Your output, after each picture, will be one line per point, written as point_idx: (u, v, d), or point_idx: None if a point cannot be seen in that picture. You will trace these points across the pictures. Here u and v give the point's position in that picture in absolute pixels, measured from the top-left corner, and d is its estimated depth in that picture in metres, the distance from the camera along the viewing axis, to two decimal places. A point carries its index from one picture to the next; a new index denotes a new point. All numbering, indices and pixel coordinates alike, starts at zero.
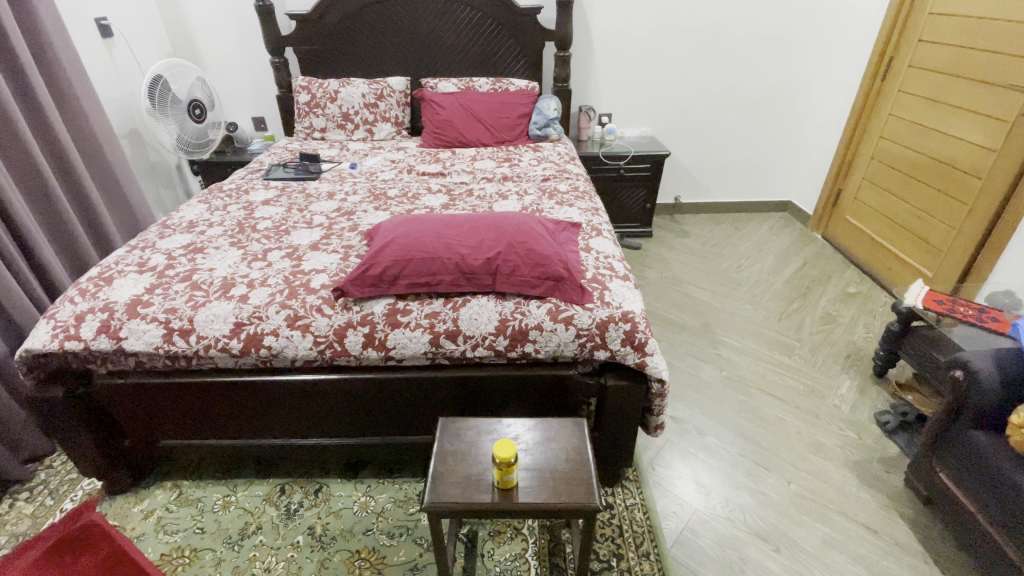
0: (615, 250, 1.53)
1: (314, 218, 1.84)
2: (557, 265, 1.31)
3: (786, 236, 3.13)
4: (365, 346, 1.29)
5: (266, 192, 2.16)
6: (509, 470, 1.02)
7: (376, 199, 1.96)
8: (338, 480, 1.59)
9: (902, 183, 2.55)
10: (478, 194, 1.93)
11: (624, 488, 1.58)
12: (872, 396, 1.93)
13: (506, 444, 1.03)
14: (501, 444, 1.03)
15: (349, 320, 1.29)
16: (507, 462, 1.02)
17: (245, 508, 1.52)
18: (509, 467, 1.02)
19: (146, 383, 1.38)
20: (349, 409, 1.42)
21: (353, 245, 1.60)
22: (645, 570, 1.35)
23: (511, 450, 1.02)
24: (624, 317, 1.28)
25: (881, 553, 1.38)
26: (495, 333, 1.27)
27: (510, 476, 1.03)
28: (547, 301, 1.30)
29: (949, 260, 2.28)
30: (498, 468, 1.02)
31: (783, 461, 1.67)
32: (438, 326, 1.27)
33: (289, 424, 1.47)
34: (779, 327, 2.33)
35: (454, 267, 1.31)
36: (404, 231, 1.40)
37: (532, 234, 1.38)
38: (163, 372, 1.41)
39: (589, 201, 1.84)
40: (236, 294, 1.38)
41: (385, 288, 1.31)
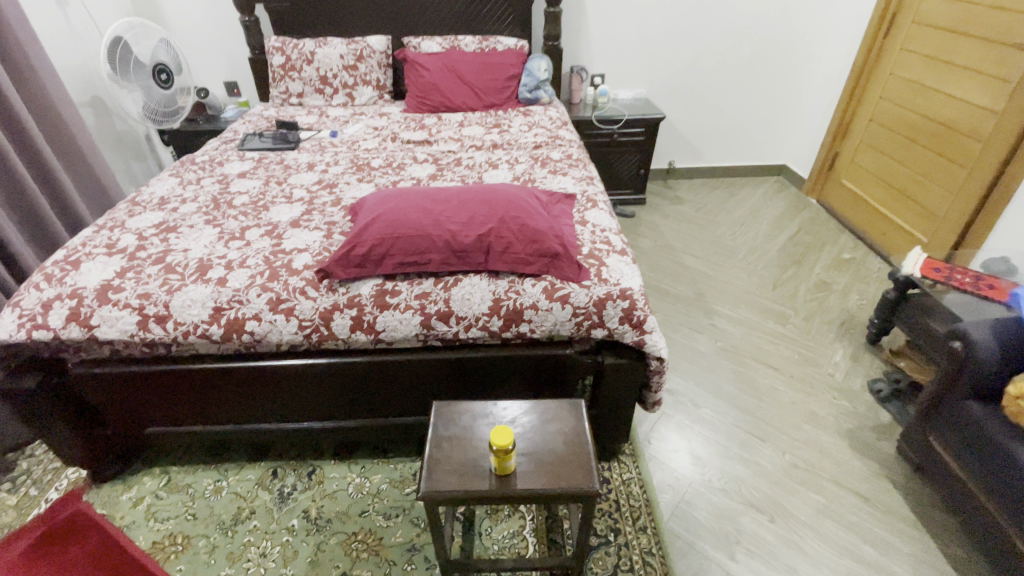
0: (612, 223, 1.47)
1: (294, 192, 1.75)
2: (552, 241, 1.25)
3: (780, 201, 3.08)
4: (353, 330, 1.23)
5: (242, 164, 2.04)
6: (507, 456, 0.99)
7: (359, 169, 1.87)
8: (331, 462, 1.57)
9: (900, 147, 2.49)
10: (466, 164, 1.84)
11: (621, 462, 1.58)
12: (865, 363, 1.94)
13: (503, 431, 1.00)
14: (499, 430, 1.00)
15: (335, 302, 1.23)
16: (505, 448, 0.98)
17: (237, 492, 1.50)
18: (507, 454, 0.99)
19: (125, 372, 1.32)
20: (340, 393, 1.38)
21: (337, 221, 1.52)
22: (643, 544, 1.36)
23: (509, 436, 0.99)
24: (623, 294, 1.23)
25: (873, 521, 1.40)
26: (489, 314, 1.22)
27: (508, 462, 1.00)
28: (542, 279, 1.24)
29: (945, 225, 2.24)
30: (495, 455, 0.99)
31: (777, 431, 1.68)
32: (429, 307, 1.22)
33: (278, 409, 1.42)
34: (773, 294, 2.31)
35: (444, 246, 1.24)
36: (390, 207, 1.32)
37: (526, 208, 1.31)
38: (142, 360, 1.35)
39: (583, 170, 1.77)
40: (214, 277, 1.31)
41: (371, 268, 1.25)
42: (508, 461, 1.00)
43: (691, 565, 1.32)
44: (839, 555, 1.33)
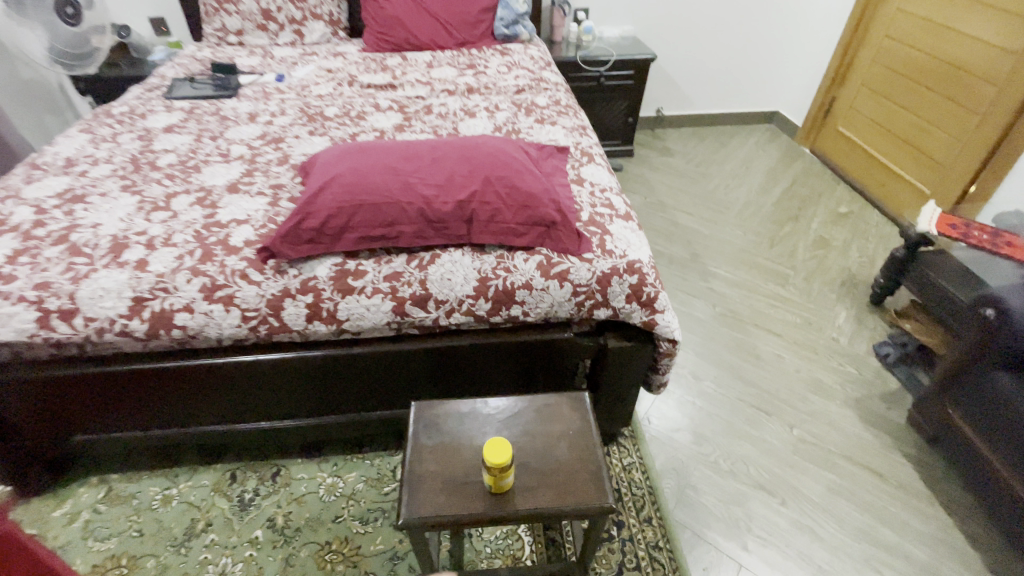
0: (612, 181, 1.26)
1: (231, 148, 1.47)
2: (547, 206, 1.04)
3: (773, 151, 2.90)
4: (310, 320, 1.01)
5: (169, 116, 1.72)
6: (502, 472, 0.82)
7: (310, 119, 1.59)
8: (298, 461, 1.38)
9: (904, 91, 2.31)
10: (437, 112, 1.58)
11: (620, 446, 1.45)
12: (869, 326, 1.83)
13: (499, 447, 0.83)
14: (493, 444, 0.83)
15: (285, 287, 1.00)
16: (501, 464, 0.82)
17: (190, 501, 1.32)
18: (504, 470, 0.82)
19: (32, 377, 1.09)
20: (300, 389, 1.18)
21: (284, 184, 1.26)
22: (649, 537, 1.25)
23: (506, 450, 0.82)
24: (630, 269, 1.05)
25: (887, 499, 1.32)
26: (474, 296, 1.02)
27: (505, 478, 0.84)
28: (535, 253, 1.05)
29: (951, 176, 2.11)
30: (490, 473, 0.82)
31: (783, 403, 1.57)
32: (402, 291, 1.00)
33: (228, 409, 1.22)
34: (771, 253, 2.17)
35: (417, 215, 1.01)
36: (348, 166, 1.06)
37: (513, 165, 1.08)
38: (52, 362, 1.11)
39: (574, 118, 1.53)
40: (131, 260, 1.06)
41: (328, 245, 1.01)
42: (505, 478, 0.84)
43: (701, 558, 1.22)
44: (855, 538, 1.25)
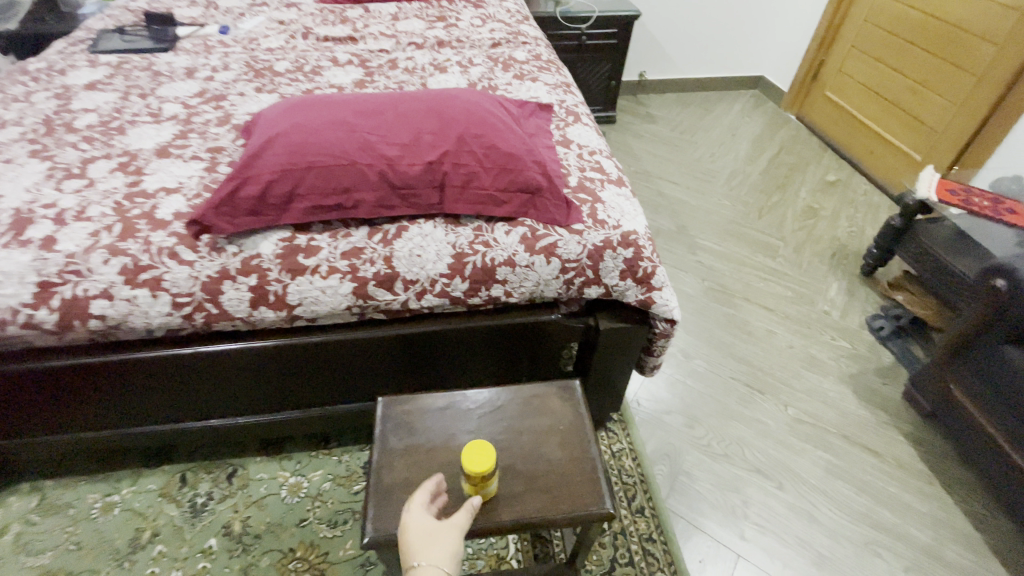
0: (601, 142, 1.12)
1: (163, 107, 1.27)
2: (531, 169, 0.90)
3: (758, 118, 2.79)
4: (254, 306, 0.86)
5: (93, 72, 1.50)
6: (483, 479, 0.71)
7: (257, 75, 1.39)
8: (256, 460, 1.24)
9: (897, 52, 2.21)
10: (404, 66, 1.40)
11: (609, 431, 1.34)
12: (861, 298, 1.77)
13: (482, 454, 0.71)
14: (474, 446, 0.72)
15: (224, 268, 0.85)
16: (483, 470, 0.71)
17: (135, 509, 1.17)
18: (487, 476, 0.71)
19: None
20: (249, 382, 1.03)
21: (223, 147, 1.09)
22: (642, 529, 1.16)
23: (489, 455, 0.71)
24: (625, 241, 0.93)
25: (886, 479, 1.27)
26: (447, 275, 0.88)
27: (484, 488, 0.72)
28: (518, 224, 0.91)
29: (943, 142, 2.04)
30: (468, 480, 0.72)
31: (776, 381, 1.49)
32: (363, 270, 0.86)
33: (171, 407, 1.07)
34: (760, 224, 2.08)
35: (379, 180, 0.86)
36: (294, 122, 0.90)
37: (491, 122, 0.93)
38: None
39: (556, 74, 1.38)
40: (36, 237, 0.89)
41: (273, 217, 0.86)
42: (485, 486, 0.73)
43: (696, 550, 1.14)
44: (855, 521, 1.20)
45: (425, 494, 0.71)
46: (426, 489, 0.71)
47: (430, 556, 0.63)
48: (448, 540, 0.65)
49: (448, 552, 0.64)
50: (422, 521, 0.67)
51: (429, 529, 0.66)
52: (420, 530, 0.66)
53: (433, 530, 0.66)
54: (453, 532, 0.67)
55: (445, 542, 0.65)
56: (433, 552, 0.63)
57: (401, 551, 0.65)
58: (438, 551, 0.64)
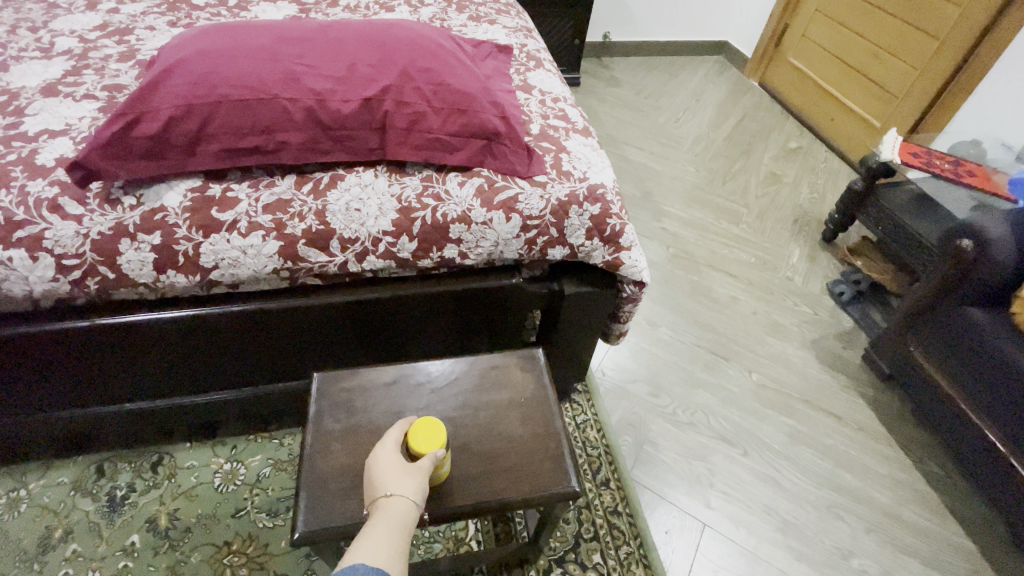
0: (565, 89, 1.02)
1: (55, 41, 1.07)
2: (486, 111, 0.80)
3: (723, 83, 2.74)
4: (161, 270, 0.73)
5: None
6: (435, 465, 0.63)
7: (171, 8, 1.20)
8: (187, 446, 1.11)
9: (861, 15, 2.18)
10: (345, 4, 1.24)
11: (573, 402, 1.28)
12: (822, 264, 1.77)
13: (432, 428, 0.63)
14: (415, 422, 0.64)
15: (121, 223, 0.71)
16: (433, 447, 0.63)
17: (43, 505, 1.02)
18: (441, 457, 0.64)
19: None
20: (168, 359, 0.90)
21: (125, 85, 0.92)
22: (606, 503, 1.12)
23: (440, 433, 0.62)
24: (592, 196, 0.84)
25: (847, 443, 1.28)
26: (393, 233, 0.77)
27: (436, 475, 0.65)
28: (473, 176, 0.81)
29: (904, 107, 2.04)
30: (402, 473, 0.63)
31: (741, 348, 1.47)
32: (291, 227, 0.74)
33: (78, 389, 0.92)
34: (724, 190, 2.05)
35: (306, 118, 0.73)
36: (201, 48, 0.75)
37: (440, 55, 0.82)
38: None
39: (516, 17, 1.25)
40: None
41: (176, 161, 0.72)
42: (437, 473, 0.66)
43: (663, 521, 1.11)
44: (818, 486, 1.19)
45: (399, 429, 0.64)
46: (401, 426, 0.64)
47: (399, 490, 0.56)
48: (419, 476, 0.59)
49: (419, 488, 0.58)
50: (394, 454, 0.60)
51: (399, 463, 0.59)
52: (391, 462, 0.59)
53: (405, 463, 0.59)
54: (424, 469, 0.60)
55: (417, 477, 0.58)
56: (406, 485, 0.57)
57: (370, 486, 0.58)
58: (409, 485, 0.57)
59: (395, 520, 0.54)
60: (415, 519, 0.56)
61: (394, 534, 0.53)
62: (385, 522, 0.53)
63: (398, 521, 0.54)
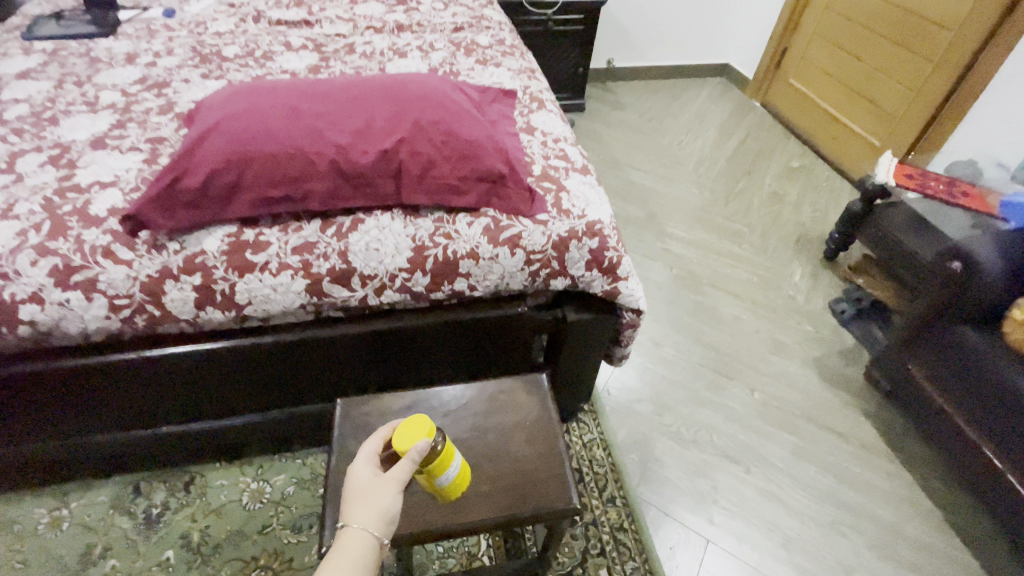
0: (566, 129, 1.10)
1: (101, 95, 1.18)
2: (491, 157, 0.87)
3: (725, 105, 2.81)
4: (200, 307, 0.81)
5: (25, 58, 1.39)
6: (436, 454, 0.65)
7: (204, 60, 1.31)
8: (216, 465, 1.19)
9: (858, 37, 2.25)
10: (361, 51, 1.35)
11: (580, 421, 1.33)
12: (824, 282, 1.80)
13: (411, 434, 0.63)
14: (399, 421, 0.66)
15: (165, 267, 0.80)
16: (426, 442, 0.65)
17: (85, 522, 1.09)
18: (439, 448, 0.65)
19: None
20: (203, 386, 0.98)
21: (165, 137, 1.02)
22: (613, 519, 1.16)
23: (421, 426, 0.63)
24: (590, 231, 0.90)
25: (849, 459, 1.31)
26: (409, 269, 0.85)
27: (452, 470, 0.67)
28: (480, 215, 0.88)
29: (902, 127, 2.09)
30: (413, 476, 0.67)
31: (744, 367, 1.51)
32: (317, 266, 0.82)
33: (120, 415, 1.00)
34: (727, 211, 2.10)
35: (329, 169, 0.82)
36: (237, 108, 0.84)
37: (449, 107, 0.90)
38: None
39: (520, 59, 1.34)
40: None
41: (215, 209, 0.81)
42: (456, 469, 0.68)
43: (668, 537, 1.15)
44: (821, 502, 1.22)
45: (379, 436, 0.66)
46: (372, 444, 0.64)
47: (359, 517, 0.58)
48: (375, 501, 0.59)
49: (374, 515, 0.58)
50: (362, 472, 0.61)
51: (359, 488, 0.60)
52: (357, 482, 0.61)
53: (369, 484, 0.60)
54: (387, 490, 0.60)
55: (372, 503, 0.59)
56: (358, 514, 0.58)
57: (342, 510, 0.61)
58: (363, 513, 0.58)
59: (350, 551, 0.56)
60: (373, 547, 0.57)
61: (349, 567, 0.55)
62: (341, 552, 0.56)
63: (355, 552, 0.56)
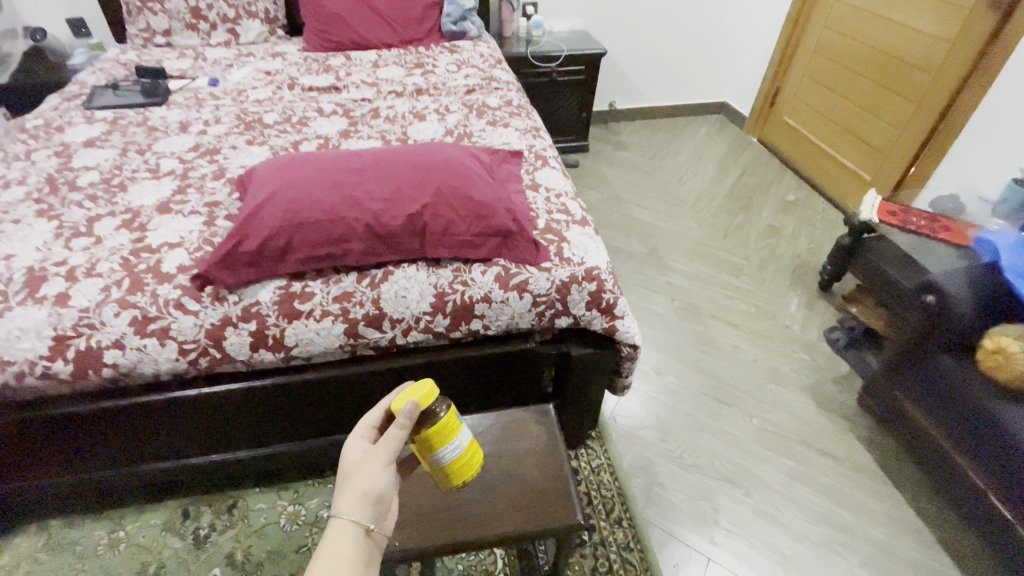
0: (567, 184, 1.24)
1: (161, 162, 1.35)
2: (502, 216, 1.01)
3: (722, 141, 2.96)
4: (254, 349, 0.95)
5: (90, 127, 1.58)
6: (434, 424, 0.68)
7: (248, 127, 1.49)
8: (256, 490, 1.31)
9: (845, 79, 2.40)
10: (385, 115, 1.52)
11: (588, 448, 1.43)
12: (819, 312, 1.90)
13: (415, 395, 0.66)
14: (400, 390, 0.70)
15: (225, 316, 0.94)
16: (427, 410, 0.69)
17: (140, 543, 1.21)
18: (440, 419, 0.69)
19: None
20: (251, 418, 1.11)
21: (220, 201, 1.18)
22: (620, 540, 1.25)
23: (418, 391, 0.66)
24: (589, 276, 1.03)
25: (844, 481, 1.38)
26: (431, 313, 0.98)
27: (451, 447, 0.70)
28: (493, 264, 1.01)
29: (889, 162, 2.21)
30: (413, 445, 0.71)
31: (742, 394, 1.60)
32: (353, 312, 0.96)
33: (177, 444, 1.13)
34: (725, 244, 2.21)
35: (365, 231, 0.96)
36: (287, 180, 1.00)
37: (465, 174, 1.04)
38: None
39: (526, 118, 1.51)
40: (50, 294, 0.96)
41: (269, 267, 0.95)
42: (457, 446, 0.71)
43: (671, 556, 1.23)
44: (816, 522, 1.29)
45: (372, 421, 0.70)
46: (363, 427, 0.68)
47: (343, 503, 0.61)
48: (358, 484, 0.62)
49: (356, 497, 0.61)
50: (349, 457, 0.65)
51: (346, 474, 0.64)
52: (346, 468, 0.65)
53: (356, 467, 0.64)
54: (371, 469, 0.63)
55: (354, 488, 0.62)
56: (341, 501, 0.61)
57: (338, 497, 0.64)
58: (346, 499, 0.61)
59: (335, 537, 0.58)
60: (357, 530, 0.59)
61: (337, 550, 0.58)
62: (329, 538, 0.59)
63: (342, 537, 0.59)
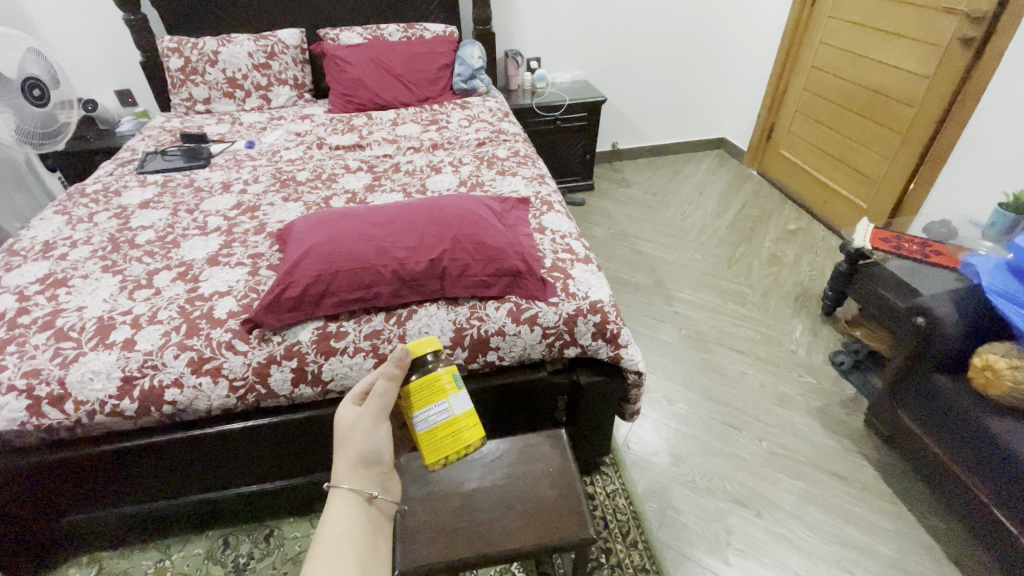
0: (571, 226, 1.37)
1: (208, 221, 1.52)
2: (512, 258, 1.13)
3: (723, 176, 3.09)
4: (295, 383, 1.07)
5: (143, 190, 1.76)
6: (427, 376, 0.78)
7: (283, 185, 1.66)
8: (291, 520, 1.39)
9: (834, 114, 2.53)
10: (405, 169, 1.68)
11: (603, 474, 1.50)
12: (824, 336, 1.96)
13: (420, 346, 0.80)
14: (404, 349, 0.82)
15: (270, 354, 1.06)
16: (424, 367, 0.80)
17: (184, 572, 1.30)
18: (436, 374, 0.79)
19: (36, 462, 1.10)
20: (290, 449, 1.22)
21: (263, 254, 1.33)
22: (635, 562, 1.30)
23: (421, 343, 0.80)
24: (593, 308, 1.13)
25: (854, 501, 1.42)
26: (451, 346, 1.10)
27: (439, 408, 0.78)
28: (505, 301, 1.13)
29: (882, 191, 2.30)
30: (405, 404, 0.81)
31: (751, 418, 1.66)
32: (382, 348, 1.08)
33: (222, 475, 1.24)
34: (730, 274, 2.30)
35: (392, 275, 1.09)
36: (324, 234, 1.14)
37: (479, 222, 1.17)
38: (55, 447, 1.12)
39: (533, 167, 1.66)
40: (118, 339, 1.10)
41: (308, 310, 1.08)
42: (445, 410, 0.78)
43: None
44: (826, 541, 1.33)
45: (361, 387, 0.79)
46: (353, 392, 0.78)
47: (341, 472, 0.72)
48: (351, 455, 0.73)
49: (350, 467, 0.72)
50: (345, 419, 0.75)
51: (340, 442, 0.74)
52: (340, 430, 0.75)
53: (347, 435, 0.74)
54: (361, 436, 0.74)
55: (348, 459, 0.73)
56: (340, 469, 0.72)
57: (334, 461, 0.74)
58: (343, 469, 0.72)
59: (337, 503, 0.70)
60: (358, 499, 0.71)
61: (342, 513, 0.70)
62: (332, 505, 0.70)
63: (344, 504, 0.70)
